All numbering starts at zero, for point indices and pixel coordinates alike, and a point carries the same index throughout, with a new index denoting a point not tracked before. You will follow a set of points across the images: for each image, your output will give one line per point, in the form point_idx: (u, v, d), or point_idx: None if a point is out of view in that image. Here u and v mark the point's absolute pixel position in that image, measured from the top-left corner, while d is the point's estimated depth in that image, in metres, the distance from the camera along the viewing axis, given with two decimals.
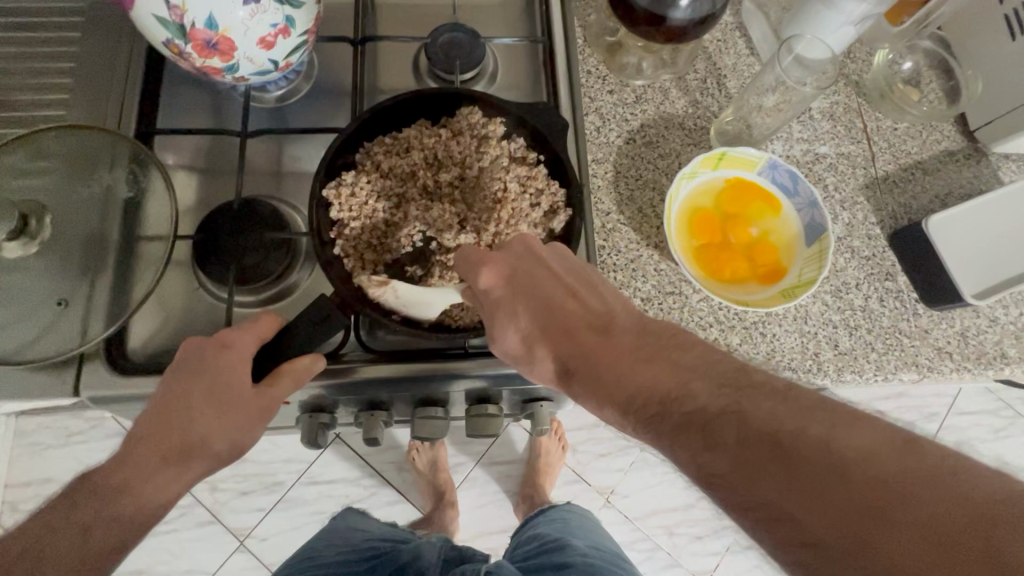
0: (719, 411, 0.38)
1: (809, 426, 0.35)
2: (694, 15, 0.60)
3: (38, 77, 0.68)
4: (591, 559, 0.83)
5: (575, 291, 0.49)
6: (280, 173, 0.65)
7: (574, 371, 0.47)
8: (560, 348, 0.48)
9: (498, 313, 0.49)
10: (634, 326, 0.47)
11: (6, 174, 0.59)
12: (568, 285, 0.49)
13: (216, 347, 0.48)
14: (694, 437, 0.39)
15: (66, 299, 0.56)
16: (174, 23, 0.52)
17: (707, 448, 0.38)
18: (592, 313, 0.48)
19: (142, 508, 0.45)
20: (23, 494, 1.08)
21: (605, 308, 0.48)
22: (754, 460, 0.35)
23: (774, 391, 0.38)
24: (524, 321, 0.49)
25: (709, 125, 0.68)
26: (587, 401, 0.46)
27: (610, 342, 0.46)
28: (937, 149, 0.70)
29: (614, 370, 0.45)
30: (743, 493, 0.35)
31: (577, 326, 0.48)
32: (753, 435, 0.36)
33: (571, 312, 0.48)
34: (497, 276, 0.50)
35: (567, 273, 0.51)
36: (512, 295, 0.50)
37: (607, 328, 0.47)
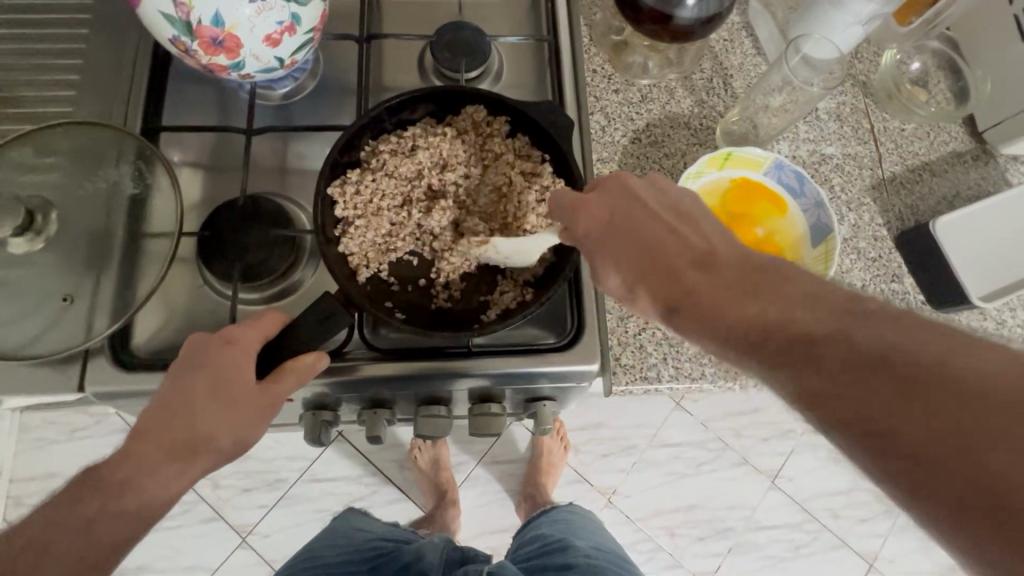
0: (832, 339, 0.33)
1: (948, 352, 0.29)
2: (701, 14, 0.59)
3: (45, 74, 0.68)
4: (595, 561, 0.83)
5: (676, 227, 0.45)
6: (285, 170, 0.66)
7: (677, 307, 0.41)
8: (656, 287, 0.43)
9: (597, 256, 0.47)
10: (738, 259, 0.41)
11: (13, 170, 0.59)
12: (667, 222, 0.45)
13: (221, 343, 0.48)
14: (794, 356, 0.34)
15: (71, 295, 0.56)
16: (180, 20, 0.53)
17: (810, 371, 0.33)
18: (696, 248, 0.43)
19: (147, 504, 0.45)
20: (27, 488, 1.09)
21: (707, 244, 0.43)
22: (861, 378, 0.30)
23: (892, 315, 0.32)
24: (623, 262, 0.45)
25: (715, 124, 0.68)
26: (689, 338, 0.41)
27: (714, 275, 0.40)
28: (945, 151, 0.69)
29: (712, 304, 0.39)
30: (845, 414, 0.30)
31: (675, 261, 0.42)
32: (872, 353, 0.31)
33: (671, 248, 0.43)
34: (593, 220, 0.47)
35: (665, 211, 0.46)
36: (612, 236, 0.46)
37: (710, 262, 0.41)
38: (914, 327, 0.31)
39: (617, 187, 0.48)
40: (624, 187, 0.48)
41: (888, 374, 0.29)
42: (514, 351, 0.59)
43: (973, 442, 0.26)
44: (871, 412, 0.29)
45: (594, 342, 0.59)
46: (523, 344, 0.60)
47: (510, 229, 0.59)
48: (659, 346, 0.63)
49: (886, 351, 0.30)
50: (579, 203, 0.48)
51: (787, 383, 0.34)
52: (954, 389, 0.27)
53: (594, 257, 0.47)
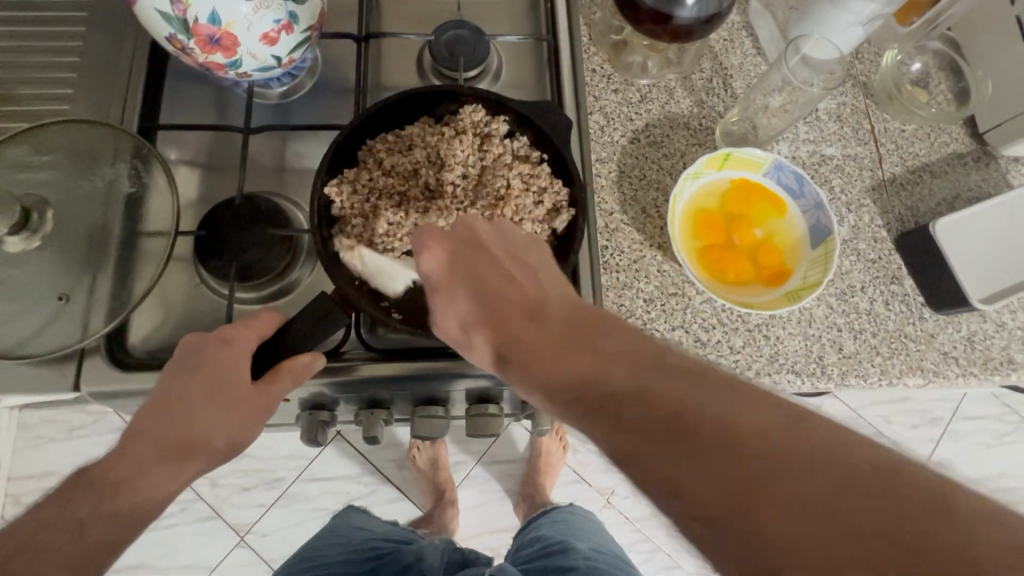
0: (657, 418, 0.30)
1: (699, 409, 0.29)
2: (701, 14, 0.59)
3: (43, 71, 0.68)
4: (594, 563, 0.83)
5: (513, 276, 0.47)
6: (283, 169, 0.65)
7: (508, 357, 0.42)
8: (493, 336, 0.44)
9: (439, 295, 0.49)
10: (565, 311, 0.42)
11: (8, 168, 0.59)
12: (507, 271, 0.47)
13: (217, 343, 0.48)
14: (623, 431, 0.31)
15: (67, 293, 0.56)
16: (177, 18, 0.52)
17: (615, 430, 0.31)
18: (529, 297, 0.44)
19: (141, 504, 0.45)
20: (25, 487, 1.09)
21: (540, 295, 0.44)
22: (655, 439, 0.30)
23: (682, 371, 0.32)
24: (463, 302, 0.47)
25: (714, 125, 0.68)
26: (519, 389, 0.42)
27: (541, 326, 0.41)
28: (945, 152, 0.69)
29: (540, 358, 0.39)
30: (648, 476, 0.29)
31: (511, 311, 0.44)
32: (690, 430, 0.29)
33: (508, 295, 0.45)
34: (441, 260, 0.50)
35: (506, 257, 0.49)
36: (456, 276, 0.49)
37: (539, 313, 0.42)
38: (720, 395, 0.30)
39: (466, 234, 0.51)
40: (476, 236, 0.51)
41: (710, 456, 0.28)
42: None
43: (760, 511, 0.26)
44: (699, 497, 0.27)
45: None
46: None
47: None
48: None
49: (692, 426, 0.29)
50: (435, 253, 0.50)
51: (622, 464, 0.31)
52: (730, 460, 0.27)
53: (449, 308, 0.48)
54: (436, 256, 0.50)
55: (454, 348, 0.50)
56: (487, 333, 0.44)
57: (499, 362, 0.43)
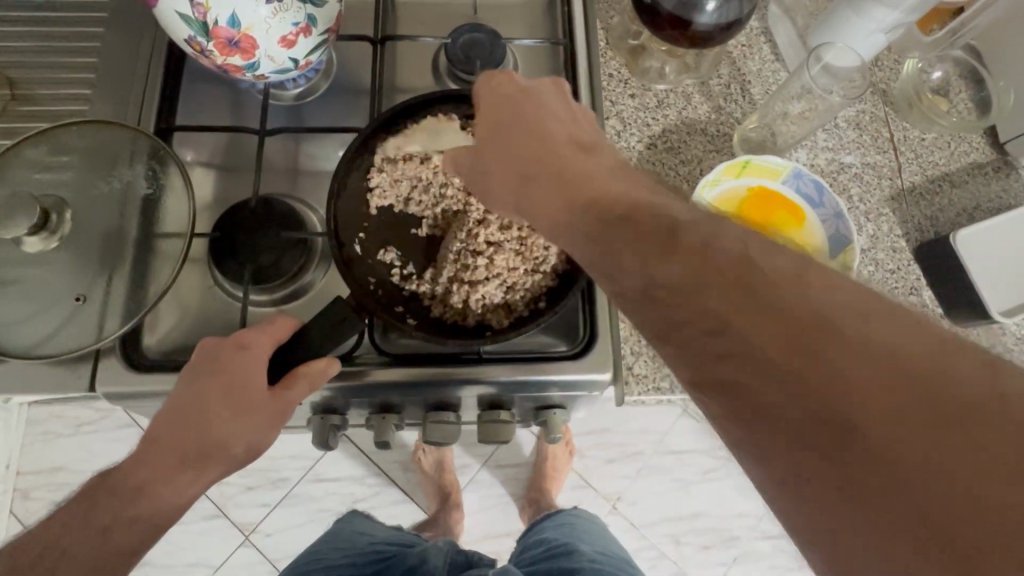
0: (850, 397, 0.24)
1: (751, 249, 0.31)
2: (721, 20, 0.58)
3: (60, 71, 0.68)
4: (599, 565, 0.83)
5: (576, 119, 0.50)
6: (297, 171, 0.65)
7: (534, 174, 0.45)
8: (525, 148, 0.47)
9: (489, 116, 0.50)
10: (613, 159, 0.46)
11: (27, 168, 0.59)
12: (571, 116, 0.50)
13: (233, 347, 0.48)
14: (773, 379, 0.26)
15: (84, 294, 0.56)
16: (197, 21, 0.52)
17: (666, 257, 0.33)
18: (575, 134, 0.48)
19: (160, 511, 0.45)
20: (34, 482, 1.10)
21: (592, 140, 0.48)
22: (704, 270, 0.31)
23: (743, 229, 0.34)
24: (512, 125, 0.49)
25: (732, 131, 0.67)
26: (538, 200, 0.44)
27: (590, 157, 0.45)
28: (965, 161, 0.68)
29: (584, 178, 0.43)
30: (688, 303, 0.31)
31: (560, 137, 0.47)
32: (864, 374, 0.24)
33: (559, 127, 0.48)
34: (509, 87, 0.51)
35: (576, 113, 0.51)
36: (514, 108, 0.50)
37: (586, 147, 0.46)
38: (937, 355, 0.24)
39: (551, 86, 0.52)
40: (557, 90, 0.52)
41: (900, 435, 0.23)
42: (524, 359, 0.58)
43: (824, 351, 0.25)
44: (756, 344, 0.27)
45: (606, 352, 0.58)
46: (534, 352, 0.59)
47: (525, 236, 0.57)
48: None
49: (772, 295, 0.28)
50: (506, 85, 0.51)
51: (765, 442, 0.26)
52: (797, 298, 0.27)
53: (492, 138, 0.49)
54: (503, 92, 0.51)
55: (467, 172, 0.52)
56: (523, 150, 0.47)
57: (525, 179, 0.46)
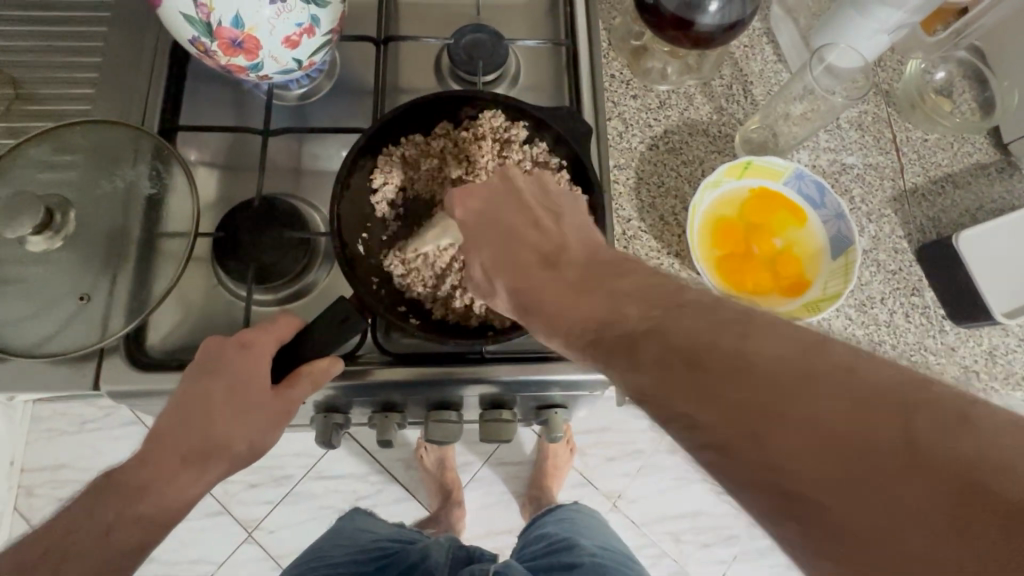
0: (863, 488, 0.24)
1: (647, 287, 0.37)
2: (723, 22, 0.59)
3: (64, 71, 0.69)
4: (600, 559, 0.84)
5: (539, 220, 0.48)
6: (300, 171, 0.65)
7: (526, 308, 0.44)
8: (513, 282, 0.45)
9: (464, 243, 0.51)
10: (582, 257, 0.44)
11: (32, 168, 0.59)
12: (534, 216, 0.49)
13: (236, 347, 0.48)
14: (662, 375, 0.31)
15: (88, 294, 0.57)
16: (201, 22, 0.53)
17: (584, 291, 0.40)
18: (547, 243, 0.46)
19: (161, 510, 0.46)
20: (39, 478, 1.11)
21: (559, 242, 0.46)
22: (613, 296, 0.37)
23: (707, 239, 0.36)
24: (486, 250, 0.49)
25: (734, 132, 0.67)
26: (545, 337, 0.44)
27: (558, 273, 0.43)
28: (968, 162, 0.68)
29: (558, 303, 0.41)
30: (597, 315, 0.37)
31: (530, 259, 0.46)
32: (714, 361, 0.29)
33: (528, 240, 0.47)
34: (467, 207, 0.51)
35: (537, 202, 0.50)
36: (481, 228, 0.50)
37: (555, 260, 0.44)
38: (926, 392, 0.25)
39: (501, 182, 0.52)
40: (512, 188, 0.52)
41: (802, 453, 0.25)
42: (526, 359, 0.58)
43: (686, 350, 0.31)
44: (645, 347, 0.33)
45: None
46: (536, 352, 0.59)
47: None
48: None
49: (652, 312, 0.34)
50: (464, 199, 0.51)
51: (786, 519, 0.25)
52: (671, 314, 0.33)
53: (476, 259, 0.50)
54: (462, 223, 0.52)
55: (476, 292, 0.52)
56: (508, 283, 0.46)
57: (522, 315, 0.45)
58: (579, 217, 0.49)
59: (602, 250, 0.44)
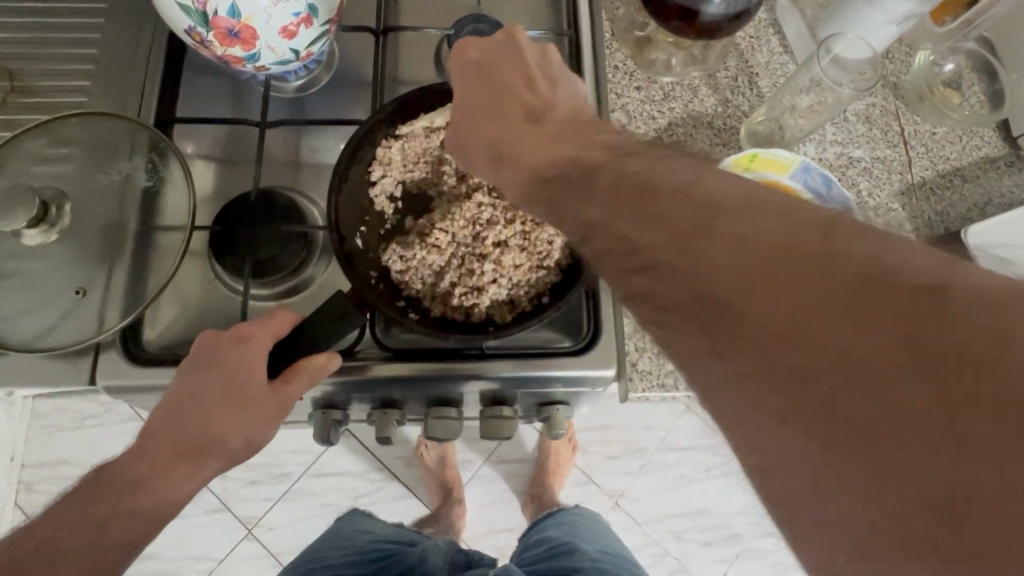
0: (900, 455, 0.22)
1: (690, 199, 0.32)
2: (729, 11, 0.57)
3: (59, 63, 0.68)
4: (601, 565, 0.83)
5: (534, 81, 0.50)
6: (298, 164, 0.64)
7: (503, 155, 0.47)
8: (495, 130, 0.48)
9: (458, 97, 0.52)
10: (566, 118, 0.47)
11: (26, 160, 0.58)
12: (528, 73, 0.50)
13: (232, 341, 0.48)
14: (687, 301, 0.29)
15: (83, 288, 0.56)
16: (197, 11, 0.52)
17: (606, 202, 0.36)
18: (535, 102, 0.49)
19: (156, 506, 0.45)
20: (38, 475, 1.10)
21: (548, 101, 0.49)
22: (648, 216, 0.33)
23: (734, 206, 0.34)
24: (474, 103, 0.50)
25: (739, 125, 0.66)
26: (513, 188, 0.47)
27: (540, 127, 0.47)
28: (977, 156, 0.67)
29: (531, 151, 0.45)
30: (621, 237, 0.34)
31: (514, 111, 0.48)
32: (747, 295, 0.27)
33: (523, 96, 0.49)
34: (469, 59, 0.52)
35: (535, 64, 0.51)
36: (476, 81, 0.51)
37: (539, 115, 0.48)
38: (979, 317, 0.23)
39: (503, 43, 0.52)
40: (514, 58, 0.51)
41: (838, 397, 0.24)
42: (527, 355, 0.57)
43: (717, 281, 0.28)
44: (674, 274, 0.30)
45: (610, 349, 0.57)
46: (537, 348, 0.58)
47: (528, 230, 0.57)
48: None
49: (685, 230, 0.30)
50: (465, 64, 0.52)
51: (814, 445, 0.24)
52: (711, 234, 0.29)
53: (461, 113, 0.51)
54: (465, 73, 0.52)
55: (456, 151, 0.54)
56: (489, 135, 0.48)
57: (496, 162, 0.48)
58: (571, 92, 0.51)
59: (580, 117, 0.48)
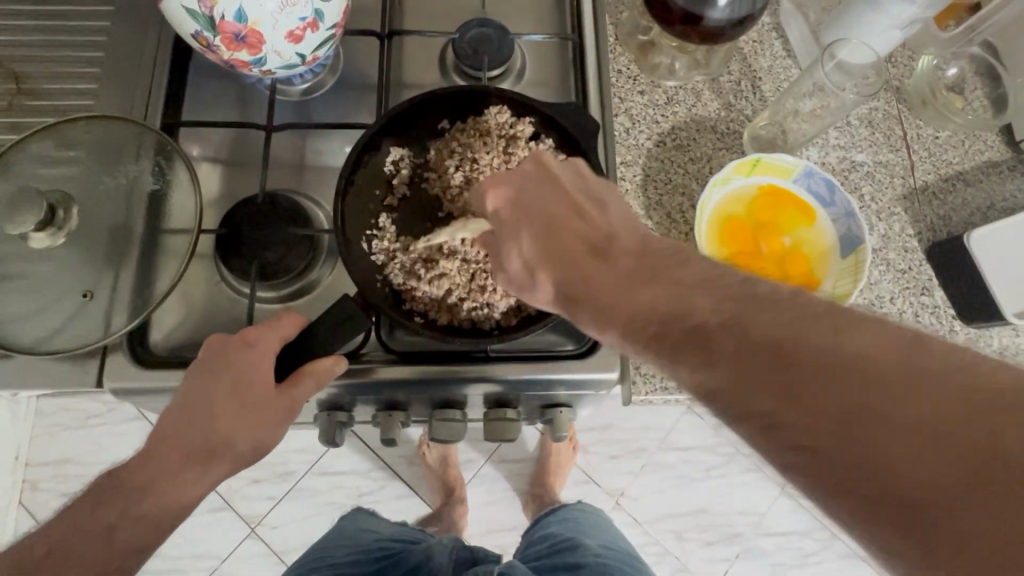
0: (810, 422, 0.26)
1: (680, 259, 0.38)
2: (733, 16, 0.57)
3: (65, 65, 0.68)
4: (604, 560, 0.83)
5: (582, 209, 0.44)
6: (303, 168, 0.65)
7: (574, 300, 0.40)
8: (555, 274, 0.41)
9: (506, 234, 0.46)
10: (635, 246, 0.40)
11: (34, 163, 0.59)
12: (575, 202, 0.44)
13: (239, 344, 0.48)
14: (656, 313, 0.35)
15: (91, 290, 0.56)
16: (204, 16, 0.52)
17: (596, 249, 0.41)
18: (596, 233, 0.42)
19: (164, 508, 0.45)
20: (43, 473, 1.11)
21: (609, 230, 0.41)
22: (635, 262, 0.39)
23: None
24: (527, 236, 0.44)
25: (742, 129, 0.66)
26: (595, 331, 0.40)
27: (609, 266, 0.39)
28: (980, 160, 0.67)
29: (610, 294, 0.38)
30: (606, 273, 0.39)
31: (576, 248, 0.41)
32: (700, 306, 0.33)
33: (572, 227, 0.42)
34: (506, 194, 0.46)
35: (579, 191, 0.45)
36: (523, 213, 0.45)
37: (604, 250, 0.40)
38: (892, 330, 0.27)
39: (538, 169, 0.47)
40: (549, 175, 0.46)
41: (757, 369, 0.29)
42: (532, 357, 0.58)
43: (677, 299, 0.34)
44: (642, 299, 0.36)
45: (613, 353, 0.58)
46: (541, 351, 0.58)
47: None
48: None
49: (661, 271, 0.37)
50: (504, 184, 0.46)
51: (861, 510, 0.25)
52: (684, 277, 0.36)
53: (515, 241, 0.45)
54: (504, 211, 0.46)
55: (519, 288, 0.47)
56: (556, 277, 0.41)
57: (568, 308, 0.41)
58: (626, 211, 0.45)
59: (654, 241, 0.40)
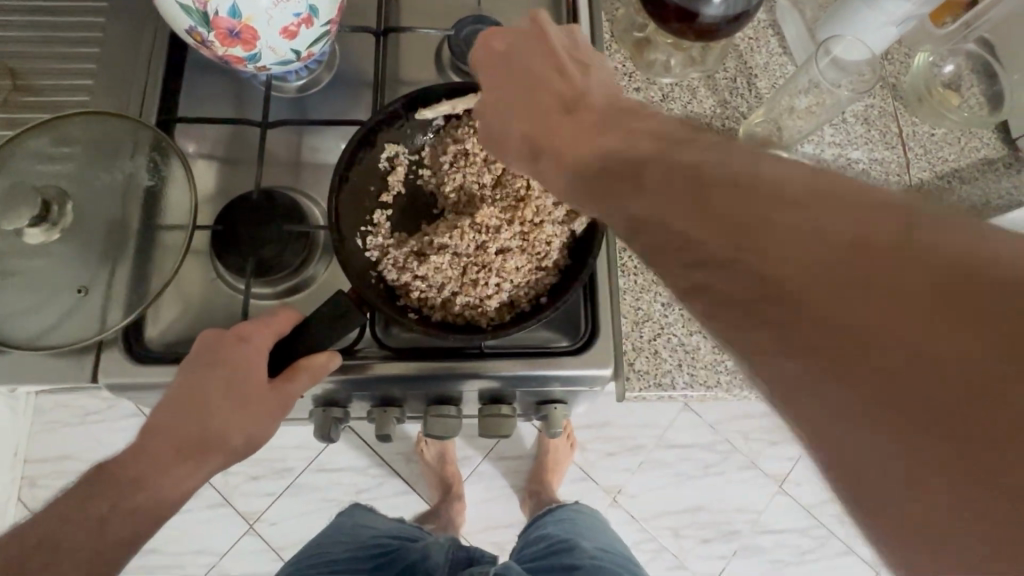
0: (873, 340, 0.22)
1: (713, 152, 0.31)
2: (727, 13, 0.57)
3: (62, 62, 0.68)
4: (601, 562, 0.84)
5: (563, 67, 0.46)
6: (299, 164, 0.65)
7: (540, 150, 0.43)
8: (530, 126, 0.44)
9: (487, 93, 0.49)
10: (604, 103, 0.42)
11: (29, 158, 0.59)
12: (558, 62, 0.47)
13: (234, 340, 0.48)
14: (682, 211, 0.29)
15: (86, 286, 0.56)
16: (197, 11, 0.52)
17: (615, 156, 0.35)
18: (570, 91, 0.44)
19: (158, 502, 0.46)
20: (41, 470, 1.11)
21: (583, 87, 0.44)
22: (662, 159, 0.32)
23: None
24: (507, 92, 0.47)
25: (737, 126, 0.66)
26: (552, 180, 0.42)
27: (575, 117, 0.41)
28: (976, 157, 0.67)
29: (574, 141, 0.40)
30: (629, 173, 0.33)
31: (547, 103, 0.44)
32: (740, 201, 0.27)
33: (550, 85, 0.45)
34: (492, 54, 0.49)
35: (563, 52, 0.48)
36: (506, 72, 0.48)
37: (574, 106, 0.43)
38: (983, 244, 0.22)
39: (529, 32, 0.49)
40: (539, 38, 0.49)
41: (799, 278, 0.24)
42: (526, 353, 0.58)
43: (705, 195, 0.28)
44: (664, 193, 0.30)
45: (607, 349, 0.58)
46: (536, 347, 0.58)
47: (527, 231, 0.58)
48: (673, 353, 0.62)
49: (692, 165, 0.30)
50: (492, 49, 0.50)
51: (821, 393, 0.22)
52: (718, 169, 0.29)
53: (496, 99, 0.48)
54: (488, 69, 0.49)
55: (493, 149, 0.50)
56: (527, 128, 0.44)
57: (534, 157, 0.44)
58: (605, 76, 0.47)
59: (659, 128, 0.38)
